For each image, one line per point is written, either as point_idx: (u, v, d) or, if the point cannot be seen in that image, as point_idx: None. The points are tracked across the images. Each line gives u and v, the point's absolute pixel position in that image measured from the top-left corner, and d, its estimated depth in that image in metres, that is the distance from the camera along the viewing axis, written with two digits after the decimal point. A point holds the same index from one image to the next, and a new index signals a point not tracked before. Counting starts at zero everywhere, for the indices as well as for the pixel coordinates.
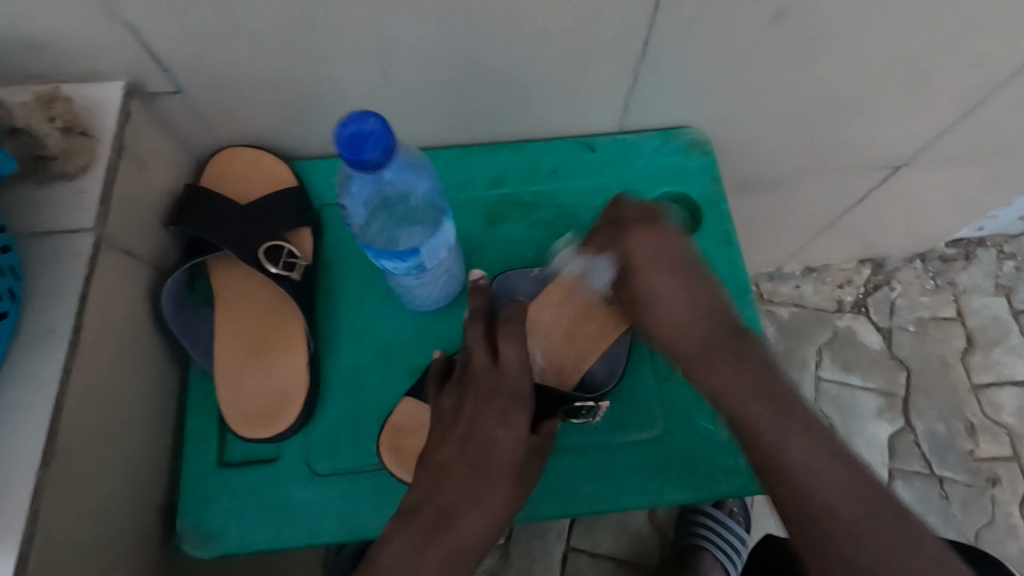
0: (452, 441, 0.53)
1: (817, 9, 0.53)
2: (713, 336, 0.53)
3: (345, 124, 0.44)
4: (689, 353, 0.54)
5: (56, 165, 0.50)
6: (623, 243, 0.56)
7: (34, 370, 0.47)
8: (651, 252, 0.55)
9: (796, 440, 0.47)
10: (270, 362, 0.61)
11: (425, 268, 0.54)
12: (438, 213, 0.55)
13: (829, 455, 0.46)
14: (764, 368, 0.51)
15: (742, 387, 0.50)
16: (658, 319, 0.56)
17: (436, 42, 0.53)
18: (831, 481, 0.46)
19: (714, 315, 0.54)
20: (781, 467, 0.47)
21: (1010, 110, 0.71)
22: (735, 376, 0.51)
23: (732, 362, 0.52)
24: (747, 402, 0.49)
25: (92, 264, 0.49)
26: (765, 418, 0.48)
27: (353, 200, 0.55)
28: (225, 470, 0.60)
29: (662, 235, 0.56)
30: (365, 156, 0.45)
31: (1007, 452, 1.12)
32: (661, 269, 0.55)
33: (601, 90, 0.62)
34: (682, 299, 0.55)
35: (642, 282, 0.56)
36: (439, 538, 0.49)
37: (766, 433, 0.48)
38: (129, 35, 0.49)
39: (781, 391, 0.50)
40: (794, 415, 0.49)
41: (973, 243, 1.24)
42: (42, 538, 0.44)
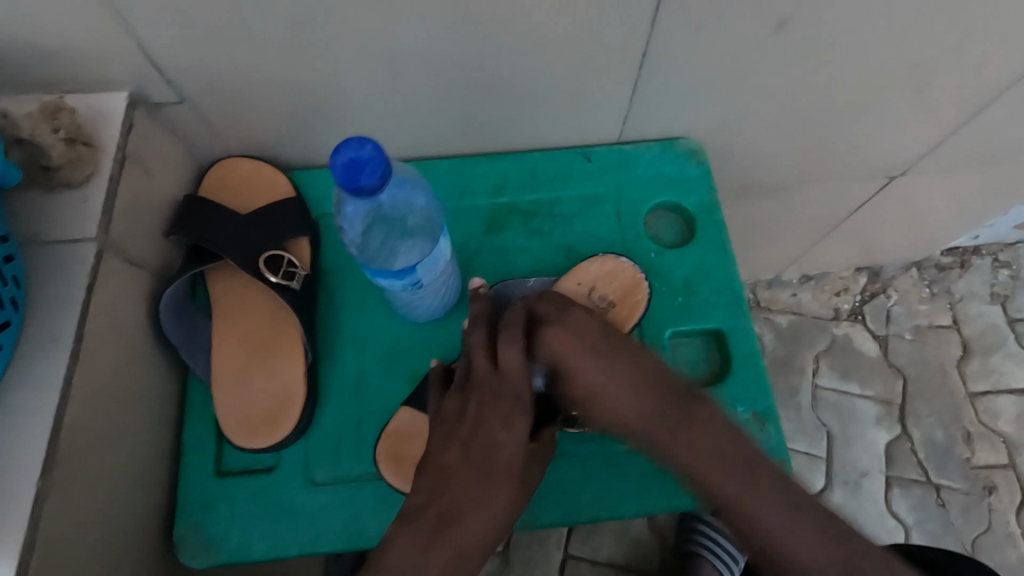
0: (456, 444, 0.52)
1: (815, 21, 0.54)
2: (668, 403, 0.51)
3: (341, 151, 0.45)
4: (648, 430, 0.51)
5: (61, 174, 0.50)
6: (542, 338, 0.51)
7: (36, 377, 0.47)
8: (572, 344, 0.51)
9: (755, 495, 0.48)
10: (272, 368, 0.61)
11: (423, 284, 0.55)
12: (435, 229, 0.55)
13: (798, 513, 0.47)
14: (719, 436, 0.50)
15: (701, 458, 0.50)
16: (608, 403, 0.51)
17: (437, 53, 0.54)
18: (810, 543, 0.46)
19: (663, 387, 0.51)
20: (757, 532, 0.48)
21: (1003, 120, 0.72)
22: (690, 453, 0.50)
23: (687, 432, 0.50)
24: (710, 474, 0.49)
25: (96, 271, 0.50)
26: (740, 491, 0.48)
27: (349, 221, 0.55)
28: (225, 478, 0.60)
29: (574, 325, 0.52)
30: (362, 182, 0.45)
31: (1004, 460, 1.13)
32: (590, 355, 0.51)
33: (600, 100, 0.63)
34: (623, 387, 0.51)
35: (577, 375, 0.51)
36: (441, 542, 0.50)
37: (742, 503, 0.48)
38: (134, 45, 0.50)
39: (749, 457, 0.50)
40: (750, 485, 0.49)
41: (969, 252, 1.25)
42: (43, 545, 0.44)
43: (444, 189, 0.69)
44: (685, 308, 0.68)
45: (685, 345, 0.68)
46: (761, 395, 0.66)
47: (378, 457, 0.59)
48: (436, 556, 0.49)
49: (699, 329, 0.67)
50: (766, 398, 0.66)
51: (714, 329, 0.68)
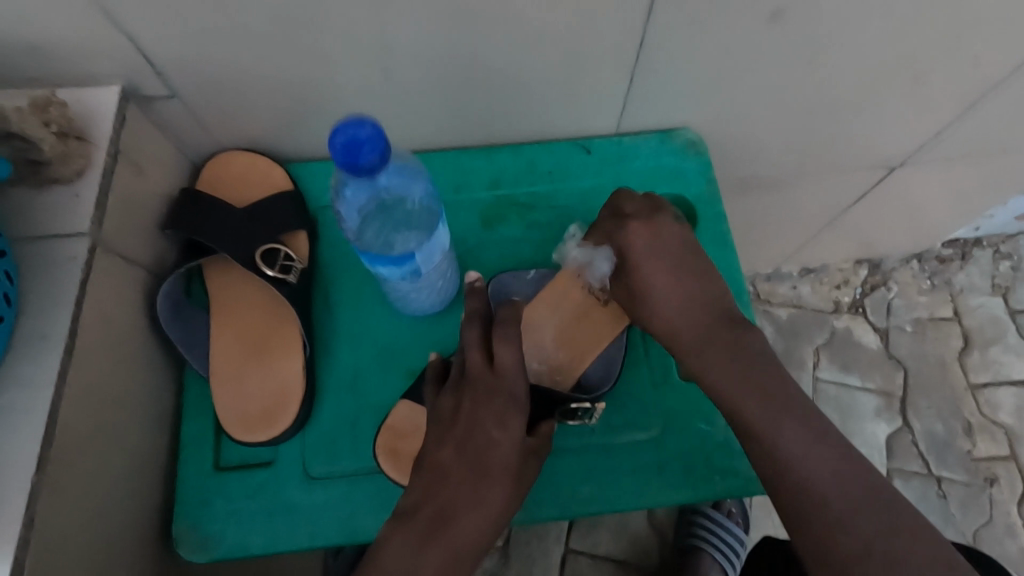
0: (451, 442, 0.52)
1: (813, 10, 0.53)
2: (709, 326, 0.58)
3: (340, 129, 0.44)
4: (689, 342, 0.58)
5: (51, 169, 0.50)
6: (619, 233, 0.60)
7: (29, 374, 0.46)
8: (649, 244, 0.60)
9: (796, 440, 0.50)
10: (269, 365, 0.61)
11: (421, 272, 0.54)
12: (433, 218, 0.54)
13: (824, 458, 0.49)
14: (759, 362, 0.55)
15: (742, 379, 0.53)
16: (656, 309, 0.60)
17: (431, 45, 0.53)
18: (826, 475, 0.48)
19: (703, 308, 0.59)
20: (780, 462, 0.49)
21: (1003, 111, 0.71)
22: (725, 372, 0.55)
23: (727, 351, 0.56)
24: (750, 401, 0.52)
25: (88, 267, 0.49)
26: (759, 424, 0.51)
27: (347, 206, 0.53)
28: (222, 474, 0.59)
29: (659, 233, 0.60)
30: (361, 160, 0.44)
31: (1005, 452, 1.12)
32: (658, 259, 0.60)
33: (597, 92, 0.63)
34: (677, 292, 0.59)
35: (640, 277, 0.60)
36: (439, 539, 0.49)
37: (760, 430, 0.51)
38: (124, 40, 0.50)
39: (785, 395, 0.52)
40: (786, 418, 0.51)
41: (970, 243, 1.24)
42: (38, 542, 0.44)
43: (441, 183, 0.68)
44: None
45: None
46: None
47: (376, 452, 0.58)
48: (433, 553, 0.48)
49: None
50: None
51: None
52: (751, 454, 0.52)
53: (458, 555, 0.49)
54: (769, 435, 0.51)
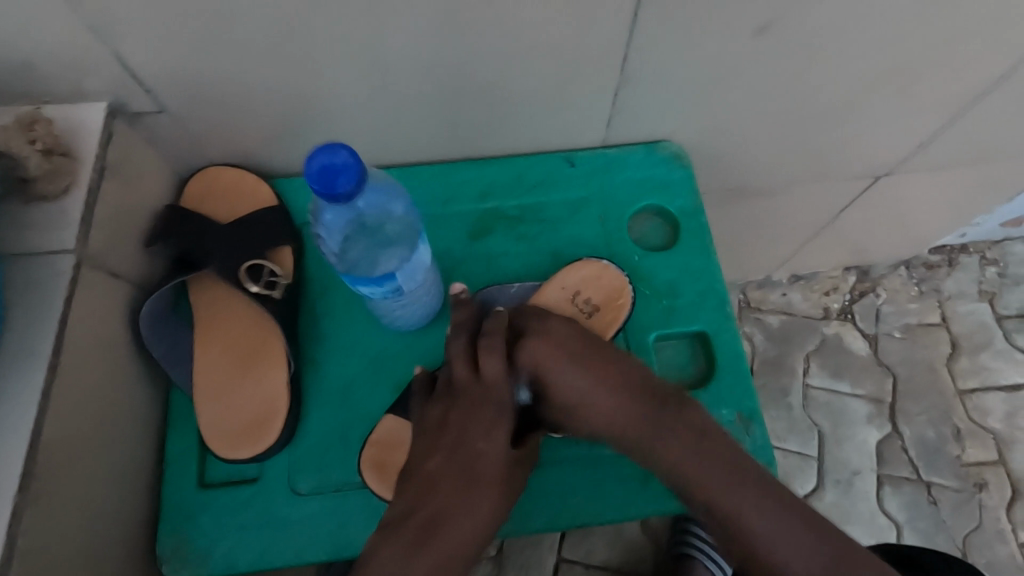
0: (439, 452, 0.53)
1: (794, 24, 0.54)
2: (654, 412, 0.54)
3: (316, 157, 0.45)
4: (634, 433, 0.54)
5: (37, 187, 0.50)
6: (517, 351, 0.54)
7: (14, 391, 0.46)
8: (553, 350, 0.54)
9: (737, 492, 0.51)
10: (256, 377, 0.61)
11: (404, 292, 0.55)
12: (414, 237, 0.55)
13: (784, 518, 0.50)
14: (710, 439, 0.53)
15: (682, 464, 0.52)
16: (583, 413, 0.55)
17: (417, 60, 0.54)
18: (794, 544, 0.49)
19: (639, 395, 0.54)
20: (746, 536, 0.50)
21: (984, 119, 0.72)
22: (683, 468, 0.52)
23: (676, 436, 0.53)
24: (707, 484, 0.51)
25: (74, 283, 0.49)
26: (714, 488, 0.51)
27: (328, 230, 0.55)
28: (208, 490, 0.59)
29: (554, 333, 0.54)
30: (338, 188, 0.45)
31: (994, 457, 1.13)
32: (570, 363, 0.54)
33: (581, 105, 0.63)
34: (606, 390, 0.54)
35: (557, 382, 0.54)
36: (429, 548, 0.50)
37: (727, 511, 0.51)
38: (111, 56, 0.50)
39: (725, 454, 0.53)
40: (744, 490, 0.51)
41: (957, 250, 1.26)
42: (21, 561, 0.44)
43: (428, 196, 0.69)
44: (670, 311, 0.67)
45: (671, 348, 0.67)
46: (747, 398, 0.65)
47: (362, 466, 0.58)
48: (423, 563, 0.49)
49: (684, 331, 0.67)
50: (750, 399, 0.65)
51: (700, 332, 0.67)
52: (715, 529, 0.52)
53: (447, 562, 0.50)
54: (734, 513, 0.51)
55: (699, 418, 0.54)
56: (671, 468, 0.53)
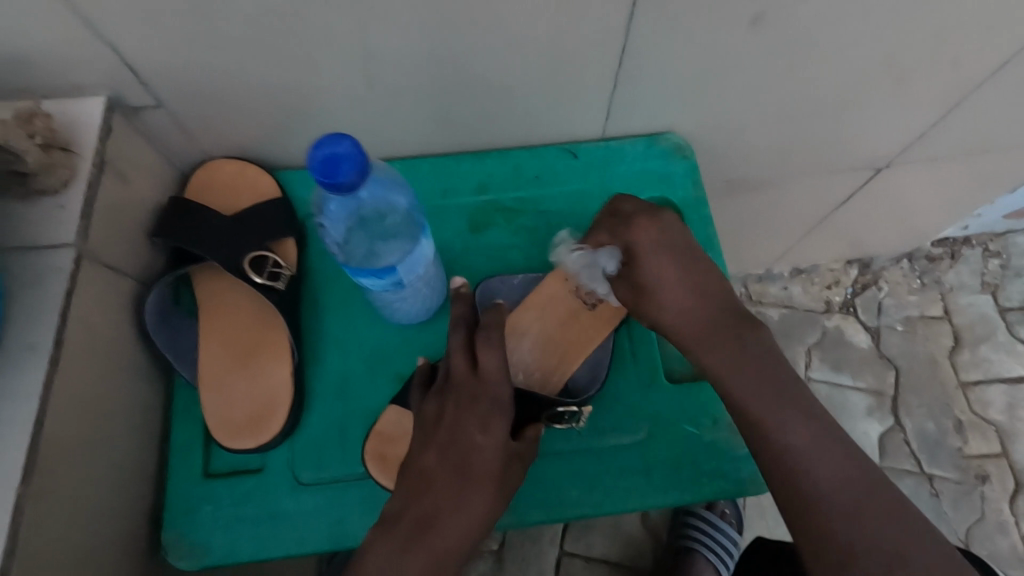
0: (434, 445, 0.53)
1: (793, 15, 0.54)
2: (716, 321, 0.57)
3: (319, 147, 0.45)
4: (692, 333, 0.57)
5: (37, 181, 0.50)
6: (626, 232, 0.58)
7: (14, 385, 0.46)
8: (657, 242, 0.58)
9: (806, 421, 0.51)
10: (259, 370, 0.61)
11: (404, 284, 0.55)
12: (415, 229, 0.55)
13: (830, 448, 0.50)
14: (769, 360, 0.54)
15: (729, 365, 0.54)
16: (655, 301, 0.58)
17: (415, 53, 0.54)
18: (830, 462, 0.49)
19: (709, 302, 0.57)
20: (783, 452, 0.50)
21: (985, 109, 0.72)
22: (722, 363, 0.55)
23: (728, 345, 0.55)
24: (755, 390, 0.53)
25: (74, 277, 0.49)
26: (768, 411, 0.51)
27: (332, 220, 0.55)
28: (211, 481, 0.60)
29: (664, 228, 0.58)
30: (339, 177, 0.45)
31: (996, 449, 1.13)
32: (665, 253, 0.58)
33: (580, 97, 0.63)
34: (682, 286, 0.58)
35: (648, 270, 0.58)
36: (422, 541, 0.50)
37: (768, 422, 0.51)
38: (108, 50, 0.50)
39: (794, 396, 0.52)
40: (798, 415, 0.51)
41: (959, 242, 1.25)
42: (24, 553, 0.44)
43: (428, 189, 0.69)
44: None
45: None
46: None
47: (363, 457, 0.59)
48: (417, 558, 0.49)
49: None
50: None
51: None
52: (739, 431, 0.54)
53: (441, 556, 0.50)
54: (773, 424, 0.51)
55: (765, 351, 0.55)
56: (707, 371, 0.56)
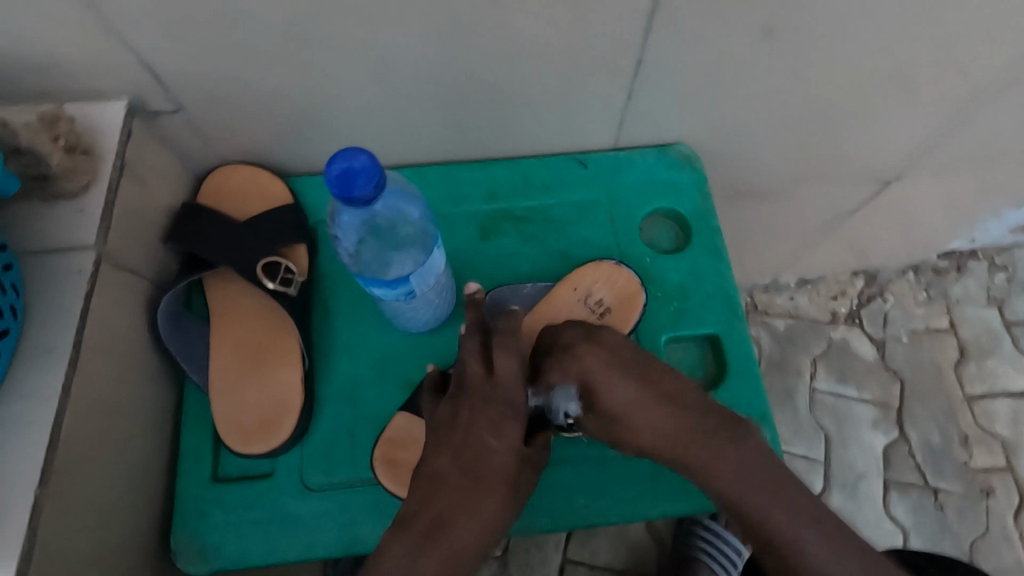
0: (446, 449, 0.53)
1: (805, 26, 0.55)
2: (704, 431, 0.53)
3: (335, 161, 0.45)
4: (676, 450, 0.53)
5: (57, 184, 0.51)
6: (577, 363, 0.53)
7: (34, 383, 0.47)
8: (609, 372, 0.53)
9: (789, 514, 0.52)
10: (270, 373, 0.62)
11: (416, 294, 0.55)
12: (428, 239, 0.55)
13: (833, 550, 0.50)
14: (762, 455, 0.54)
15: (726, 480, 0.52)
16: (629, 430, 0.54)
17: (431, 61, 0.55)
18: (835, 565, 0.50)
19: (687, 410, 0.53)
20: (796, 561, 0.51)
21: (993, 124, 0.73)
22: (727, 474, 0.52)
23: (722, 455, 0.53)
24: (754, 501, 0.52)
25: (94, 279, 0.50)
26: (762, 507, 0.52)
27: (344, 230, 0.55)
28: (221, 484, 0.60)
29: (609, 351, 0.53)
30: (355, 191, 0.45)
31: (1002, 463, 1.13)
32: (622, 380, 0.53)
33: (593, 108, 0.64)
34: (652, 407, 0.53)
35: (610, 404, 0.53)
36: (433, 545, 0.50)
37: (773, 524, 0.51)
38: (131, 55, 0.51)
39: (777, 478, 0.53)
40: (801, 514, 0.52)
41: (965, 255, 1.25)
42: (40, 551, 0.44)
43: (439, 196, 0.69)
44: (680, 314, 0.68)
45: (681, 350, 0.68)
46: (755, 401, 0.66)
47: (373, 462, 0.59)
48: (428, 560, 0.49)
49: (695, 334, 0.67)
50: (761, 401, 0.65)
51: (711, 334, 0.68)
52: (747, 536, 0.53)
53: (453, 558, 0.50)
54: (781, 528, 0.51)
55: (750, 444, 0.53)
56: (706, 482, 0.54)
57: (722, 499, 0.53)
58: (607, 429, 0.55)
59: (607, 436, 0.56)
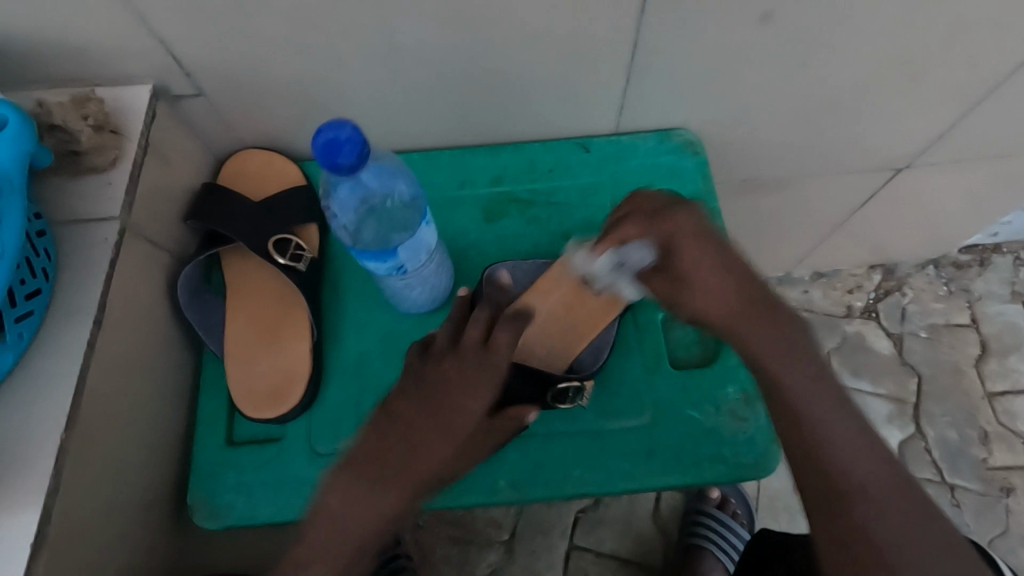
0: (420, 404, 0.54)
1: (803, 11, 0.55)
2: (753, 309, 0.54)
3: (321, 132, 0.46)
4: (728, 325, 0.54)
5: (88, 160, 0.55)
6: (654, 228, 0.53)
7: (61, 340, 0.51)
8: (686, 237, 0.53)
9: (831, 416, 0.51)
10: (284, 344, 0.64)
11: (408, 269, 0.56)
12: (416, 215, 0.56)
13: (866, 450, 0.50)
14: (801, 342, 0.53)
15: (780, 359, 0.52)
16: (696, 293, 0.54)
17: (437, 45, 0.57)
18: (853, 447, 0.50)
19: (748, 285, 0.54)
20: (811, 431, 0.51)
21: (1008, 110, 0.72)
22: (768, 343, 0.53)
23: (767, 327, 0.53)
24: (787, 370, 0.52)
25: (118, 247, 0.54)
26: (801, 392, 0.51)
27: (342, 208, 0.56)
28: (234, 447, 0.62)
29: (689, 218, 0.53)
30: (340, 162, 0.46)
31: (1023, 461, 1.10)
32: (701, 245, 0.53)
33: (597, 91, 0.65)
34: (718, 283, 0.54)
35: (688, 260, 0.53)
36: (383, 475, 0.54)
37: (801, 404, 0.51)
38: (156, 42, 0.54)
39: (826, 375, 0.53)
40: (839, 403, 0.51)
41: (988, 250, 1.23)
42: (64, 495, 0.47)
43: (447, 180, 0.71)
44: None
45: (678, 329, 0.66)
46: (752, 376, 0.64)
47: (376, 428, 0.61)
48: (377, 492, 0.54)
49: None
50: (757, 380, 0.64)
51: None
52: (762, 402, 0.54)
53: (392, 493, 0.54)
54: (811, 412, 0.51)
55: (799, 335, 0.54)
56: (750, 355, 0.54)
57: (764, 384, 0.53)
58: (673, 283, 0.55)
59: (670, 299, 0.57)
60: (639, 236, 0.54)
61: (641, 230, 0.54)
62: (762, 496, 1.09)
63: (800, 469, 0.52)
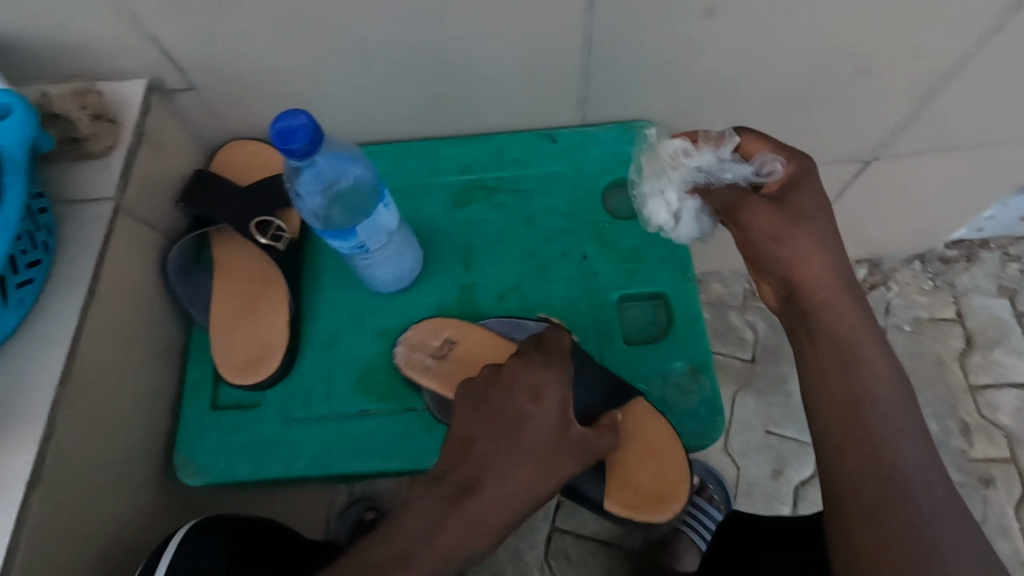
0: (484, 419, 0.57)
1: (742, 7, 0.59)
2: (847, 292, 0.56)
3: (277, 120, 0.50)
4: (822, 291, 0.55)
5: (86, 145, 0.61)
6: (793, 180, 0.57)
7: (59, 306, 0.57)
8: (809, 199, 0.57)
9: (896, 411, 0.53)
10: (259, 318, 0.69)
11: (369, 248, 0.60)
12: (375, 198, 0.60)
13: (922, 471, 0.51)
14: (877, 354, 0.54)
15: (852, 339, 0.54)
16: (804, 244, 0.55)
17: (401, 42, 0.61)
18: (911, 462, 0.51)
19: (843, 267, 0.56)
20: (875, 439, 0.52)
21: (965, 102, 0.74)
22: (842, 321, 0.55)
23: (849, 311, 0.55)
24: (864, 352, 0.54)
25: (111, 225, 0.60)
26: (868, 402, 0.53)
27: (307, 192, 0.61)
28: (218, 412, 0.68)
29: (813, 184, 0.57)
30: (293, 147, 0.50)
31: (1004, 454, 1.11)
32: (813, 204, 0.56)
33: (559, 85, 0.69)
34: (823, 256, 0.55)
35: (799, 209, 0.56)
36: (465, 503, 0.54)
37: (868, 415, 0.53)
38: (148, 40, 0.60)
39: (894, 388, 0.54)
40: (907, 427, 0.53)
41: (975, 245, 1.24)
42: (58, 442, 0.53)
43: (419, 169, 0.76)
44: (633, 273, 0.72)
45: (634, 309, 0.71)
46: (699, 350, 0.68)
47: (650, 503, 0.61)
48: (459, 520, 0.53)
49: (645, 293, 0.71)
50: (704, 355, 0.68)
51: (658, 293, 0.71)
52: (829, 377, 0.54)
53: (481, 517, 0.54)
54: (875, 425, 0.52)
55: (872, 345, 0.54)
56: (828, 334, 0.55)
57: (831, 351, 0.54)
58: (788, 222, 0.55)
59: (773, 237, 0.56)
60: (767, 151, 0.58)
61: (767, 149, 0.58)
62: (741, 483, 1.11)
63: (832, 481, 0.53)
